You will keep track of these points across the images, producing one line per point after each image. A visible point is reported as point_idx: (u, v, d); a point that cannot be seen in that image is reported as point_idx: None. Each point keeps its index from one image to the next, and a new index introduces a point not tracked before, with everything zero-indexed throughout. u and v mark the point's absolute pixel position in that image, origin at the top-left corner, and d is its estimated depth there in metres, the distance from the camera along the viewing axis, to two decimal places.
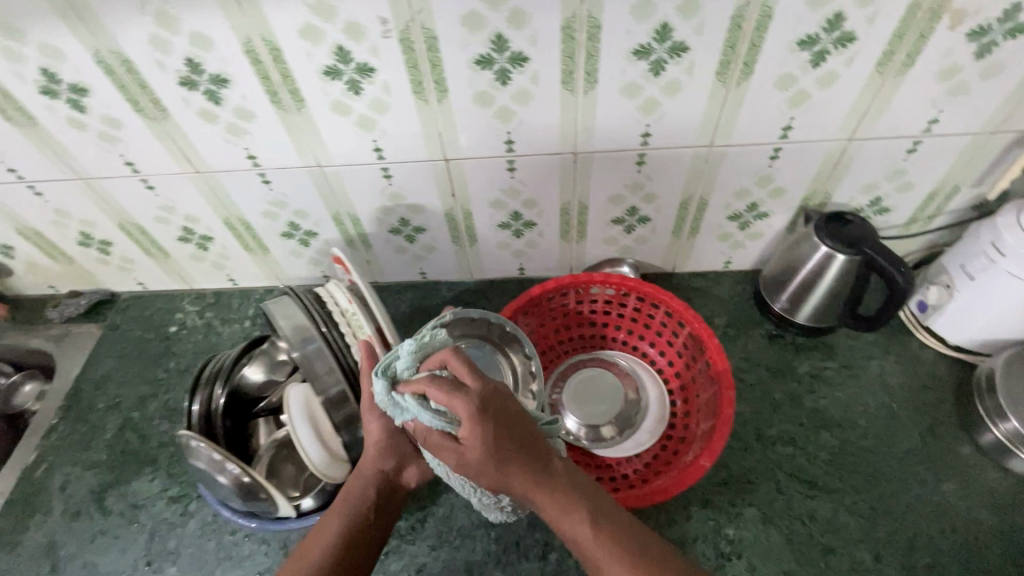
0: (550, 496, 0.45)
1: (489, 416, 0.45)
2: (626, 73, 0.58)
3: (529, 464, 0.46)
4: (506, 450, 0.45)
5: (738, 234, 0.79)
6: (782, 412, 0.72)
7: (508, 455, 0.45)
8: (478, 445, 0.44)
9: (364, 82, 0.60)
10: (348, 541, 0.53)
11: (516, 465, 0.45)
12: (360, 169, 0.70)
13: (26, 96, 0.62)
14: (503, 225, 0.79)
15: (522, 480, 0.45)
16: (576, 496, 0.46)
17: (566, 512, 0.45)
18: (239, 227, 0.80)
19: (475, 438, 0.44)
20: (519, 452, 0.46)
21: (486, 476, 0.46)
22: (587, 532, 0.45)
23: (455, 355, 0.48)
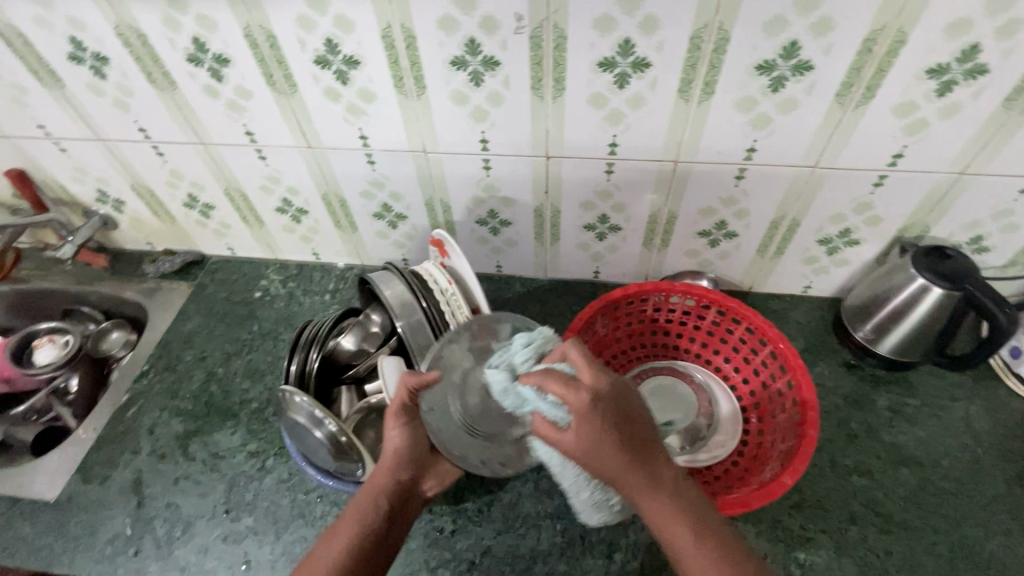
0: (656, 501, 0.46)
1: (605, 410, 0.47)
2: (745, 87, 0.59)
3: (640, 462, 0.46)
4: (624, 447, 0.46)
5: (824, 259, 0.79)
6: (858, 442, 0.71)
7: (627, 453, 0.46)
8: (596, 437, 0.46)
9: (486, 74, 0.62)
10: (369, 539, 0.50)
11: (633, 465, 0.46)
12: (463, 158, 0.73)
13: (172, 62, 0.66)
14: (589, 226, 0.80)
15: (637, 480, 0.46)
16: (682, 503, 0.46)
17: (671, 522, 0.46)
18: (335, 204, 0.84)
19: (587, 428, 0.46)
20: (635, 450, 0.47)
21: (593, 470, 0.47)
22: (689, 542, 0.45)
23: (574, 353, 0.51)
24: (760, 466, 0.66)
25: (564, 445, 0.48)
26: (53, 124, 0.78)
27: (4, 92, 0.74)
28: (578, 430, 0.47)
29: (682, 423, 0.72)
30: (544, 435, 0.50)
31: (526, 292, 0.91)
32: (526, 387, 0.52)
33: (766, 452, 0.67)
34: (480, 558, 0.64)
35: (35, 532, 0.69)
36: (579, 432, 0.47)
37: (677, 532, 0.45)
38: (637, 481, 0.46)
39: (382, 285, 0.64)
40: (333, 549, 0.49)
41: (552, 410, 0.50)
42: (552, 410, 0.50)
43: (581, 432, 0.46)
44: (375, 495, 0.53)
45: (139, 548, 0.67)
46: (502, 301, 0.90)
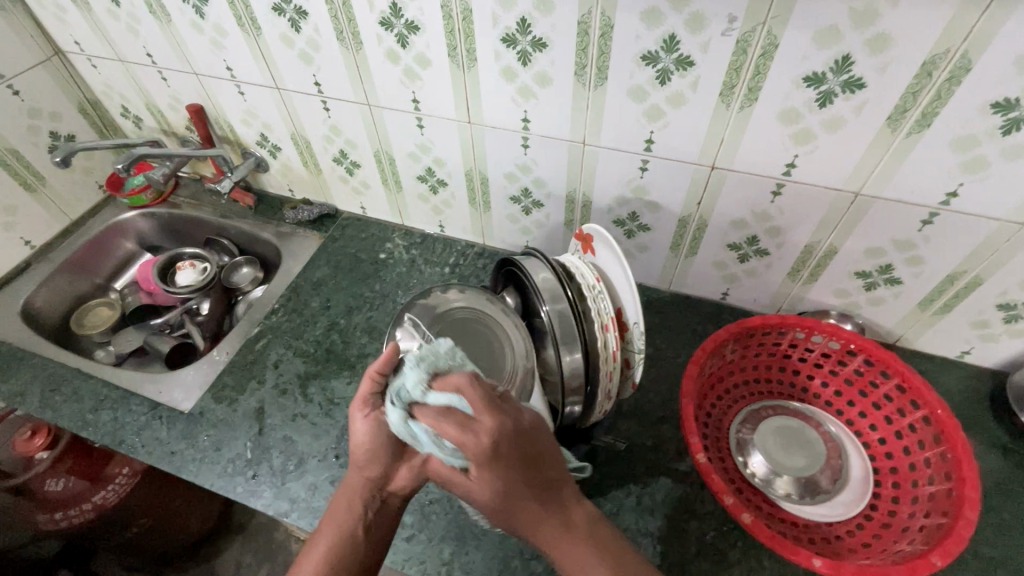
0: (561, 543, 0.47)
1: (500, 456, 0.46)
2: (970, 124, 0.53)
3: (543, 508, 0.48)
4: (515, 496, 0.47)
5: (997, 326, 0.70)
6: (1008, 535, 0.63)
7: (511, 489, 0.47)
8: (494, 479, 0.46)
9: (676, 73, 0.60)
10: (342, 550, 0.53)
11: (530, 510, 0.47)
12: (621, 157, 0.71)
13: (365, 23, 0.69)
14: (733, 245, 0.76)
15: (523, 510, 0.47)
16: (577, 525, 0.48)
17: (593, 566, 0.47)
18: (476, 181, 0.85)
19: (487, 481, 0.46)
20: (520, 485, 0.47)
21: (497, 509, 0.48)
22: None
23: (446, 426, 0.46)
24: (895, 537, 0.60)
25: (468, 495, 0.49)
26: (240, 67, 0.83)
27: (206, 32, 0.80)
28: (479, 483, 0.47)
29: (802, 470, 0.67)
30: (443, 484, 0.49)
31: (644, 300, 0.89)
32: (422, 427, 0.48)
33: (902, 523, 0.61)
34: None
35: (170, 437, 0.76)
36: (487, 480, 0.46)
37: (579, 556, 0.47)
38: (533, 524, 0.47)
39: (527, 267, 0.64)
40: (310, 570, 0.52)
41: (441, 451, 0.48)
42: (443, 452, 0.48)
43: (479, 480, 0.46)
44: (336, 515, 0.54)
45: (257, 472, 0.72)
46: None
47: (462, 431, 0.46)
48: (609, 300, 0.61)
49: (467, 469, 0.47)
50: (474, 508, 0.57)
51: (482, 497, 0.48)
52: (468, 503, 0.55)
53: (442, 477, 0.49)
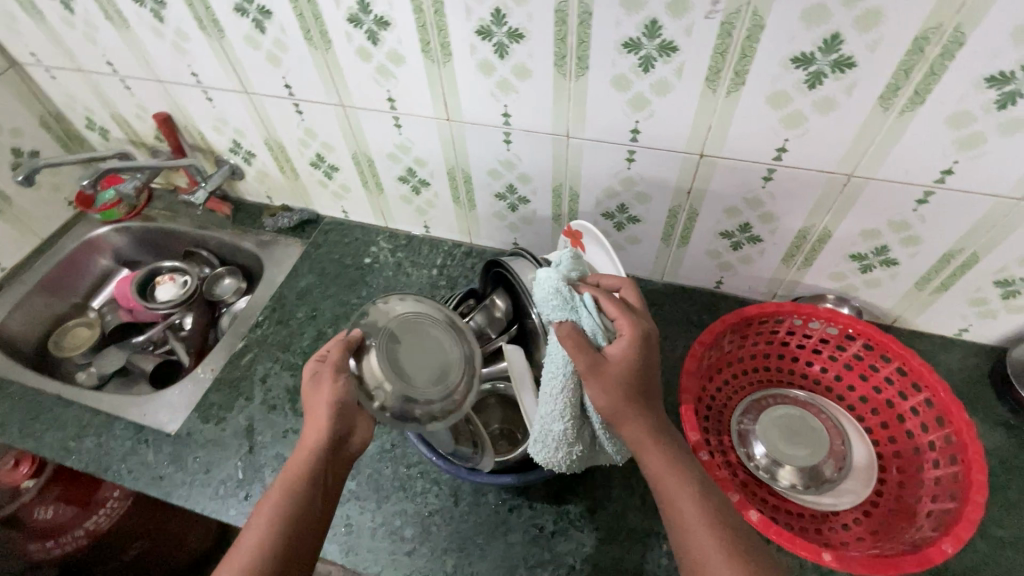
0: (656, 445, 0.52)
1: (643, 352, 0.54)
2: (965, 100, 0.51)
3: (649, 414, 0.53)
4: (639, 399, 0.53)
5: (996, 303, 0.69)
6: (1016, 514, 0.63)
7: (636, 389, 0.53)
8: (634, 370, 0.53)
9: (659, 60, 0.57)
10: (286, 536, 0.49)
11: (641, 406, 0.53)
12: (607, 148, 0.69)
13: (332, 21, 0.66)
14: (726, 233, 0.74)
15: (637, 415, 0.52)
16: (682, 457, 0.52)
17: (676, 475, 0.50)
18: (458, 179, 0.82)
19: (627, 361, 0.53)
20: (646, 395, 0.53)
21: (617, 402, 0.52)
22: (690, 498, 0.49)
23: (611, 309, 0.55)
24: (903, 523, 0.59)
25: (596, 370, 0.52)
26: (205, 72, 0.80)
27: (167, 37, 0.77)
28: (621, 362, 0.53)
29: (805, 458, 0.66)
30: (575, 349, 0.53)
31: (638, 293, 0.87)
32: (589, 299, 0.56)
33: (910, 508, 0.60)
34: (581, 565, 0.62)
35: (157, 461, 0.73)
36: (627, 361, 0.53)
37: (677, 482, 0.50)
38: (638, 417, 0.52)
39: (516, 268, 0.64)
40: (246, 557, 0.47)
41: (596, 329, 0.55)
42: (595, 330, 0.55)
43: (621, 356, 0.53)
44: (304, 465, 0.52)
45: (249, 492, 0.70)
46: None
47: (621, 314, 0.55)
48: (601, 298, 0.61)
49: (609, 351, 0.53)
50: (551, 422, 0.56)
51: (604, 384, 0.52)
52: (551, 410, 0.56)
53: (581, 349, 0.53)
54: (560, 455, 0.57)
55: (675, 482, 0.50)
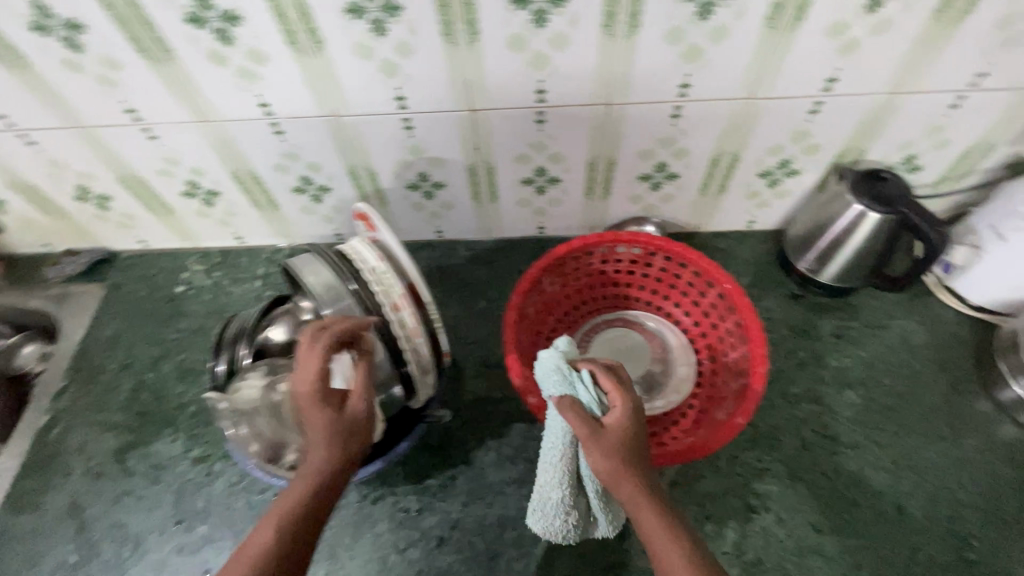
0: (642, 494, 0.48)
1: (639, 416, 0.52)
2: (673, 16, 0.54)
3: (644, 473, 0.49)
4: (639, 463, 0.49)
5: (766, 193, 0.78)
6: (806, 370, 0.72)
7: (633, 450, 0.50)
8: (635, 436, 0.50)
9: (389, 21, 0.55)
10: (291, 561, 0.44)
11: (643, 466, 0.49)
12: (381, 120, 0.66)
13: (15, 32, 0.56)
14: (527, 180, 0.76)
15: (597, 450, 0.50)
16: (673, 511, 0.48)
17: (666, 525, 0.46)
18: (248, 181, 0.76)
19: (625, 426, 0.51)
20: (641, 454, 0.50)
21: (609, 465, 0.49)
22: (677, 547, 0.45)
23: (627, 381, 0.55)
24: (715, 407, 0.68)
25: (585, 436, 0.49)
26: None
27: None
28: (625, 427, 0.50)
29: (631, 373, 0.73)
30: (574, 418, 0.51)
31: (471, 256, 0.87)
32: (586, 373, 0.54)
33: (720, 392, 0.69)
34: (449, 533, 0.64)
35: None
36: (622, 426, 0.51)
37: (669, 531, 0.46)
38: (630, 474, 0.48)
39: (301, 271, 0.57)
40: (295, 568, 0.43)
41: (592, 400, 0.52)
42: (592, 402, 0.52)
43: (619, 421, 0.51)
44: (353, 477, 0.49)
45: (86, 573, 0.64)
46: (447, 268, 0.85)
47: (620, 385, 0.53)
48: (394, 276, 0.56)
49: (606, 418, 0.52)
50: (550, 490, 0.56)
51: (594, 445, 0.49)
52: (550, 478, 0.56)
53: (575, 419, 0.51)
54: (558, 523, 0.57)
55: (662, 531, 0.46)
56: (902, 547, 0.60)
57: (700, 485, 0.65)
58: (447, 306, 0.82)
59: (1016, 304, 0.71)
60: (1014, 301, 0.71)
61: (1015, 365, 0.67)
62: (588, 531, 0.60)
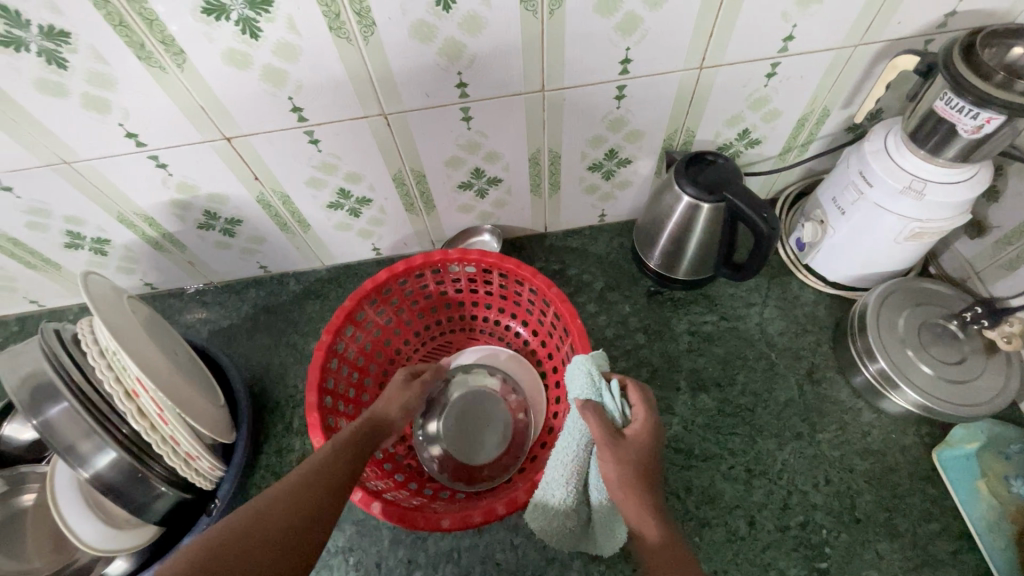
0: (637, 492, 0.45)
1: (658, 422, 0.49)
2: (409, 10, 0.46)
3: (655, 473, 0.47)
4: (650, 473, 0.46)
5: (604, 185, 0.71)
6: (658, 378, 0.67)
7: (651, 456, 0.47)
8: (655, 446, 0.48)
9: (63, 51, 0.44)
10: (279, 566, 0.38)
11: (654, 468, 0.47)
12: (122, 162, 0.56)
13: None
14: (334, 205, 0.67)
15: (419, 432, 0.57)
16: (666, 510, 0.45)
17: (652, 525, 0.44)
18: (5, 244, 0.65)
19: (652, 430, 0.48)
20: (657, 458, 0.48)
21: (617, 473, 0.46)
22: (668, 552, 0.42)
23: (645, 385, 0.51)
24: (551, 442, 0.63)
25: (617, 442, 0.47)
26: None
27: None
28: (643, 434, 0.47)
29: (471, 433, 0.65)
30: (601, 427, 0.47)
31: (304, 289, 0.78)
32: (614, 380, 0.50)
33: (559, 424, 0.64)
34: None
35: None
36: (647, 435, 0.48)
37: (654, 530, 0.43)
38: (630, 474, 0.45)
39: (6, 370, 0.46)
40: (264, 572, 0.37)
41: (615, 410, 0.49)
42: (614, 410, 0.49)
43: (643, 430, 0.48)
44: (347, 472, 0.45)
45: None
46: (277, 307, 0.77)
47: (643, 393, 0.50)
48: (125, 359, 0.46)
49: (627, 427, 0.48)
50: (557, 488, 0.51)
51: (619, 451, 0.46)
52: (555, 478, 0.50)
53: (594, 429, 0.47)
54: (553, 523, 0.52)
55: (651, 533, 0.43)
56: (754, 565, 0.56)
57: None
58: (276, 352, 0.73)
59: (869, 277, 0.67)
60: (865, 275, 0.67)
61: (862, 348, 0.62)
62: (581, 544, 0.55)
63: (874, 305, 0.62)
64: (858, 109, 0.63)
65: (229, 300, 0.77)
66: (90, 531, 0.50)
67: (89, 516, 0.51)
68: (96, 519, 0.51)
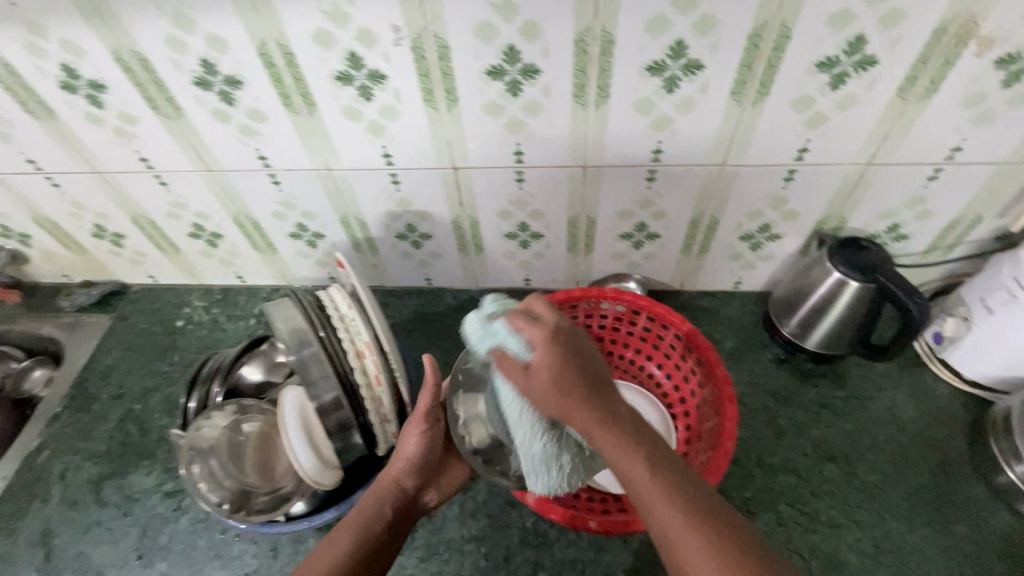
0: (615, 433, 0.45)
1: (563, 349, 0.47)
2: (639, 89, 0.57)
3: (600, 408, 0.46)
4: (616, 413, 0.46)
5: (749, 255, 0.78)
6: (785, 440, 0.70)
7: (589, 391, 0.46)
8: (562, 380, 0.46)
9: (375, 88, 0.59)
10: None
11: (585, 403, 0.46)
12: (369, 174, 0.70)
13: (46, 89, 0.63)
14: (510, 235, 0.78)
15: (453, 463, 0.65)
16: (652, 450, 0.45)
17: (637, 465, 0.44)
18: (247, 225, 0.80)
19: (546, 367, 0.46)
20: (588, 389, 0.46)
21: (551, 404, 0.46)
22: (657, 491, 0.43)
23: (541, 301, 0.50)
24: None
25: (528, 382, 0.47)
26: None
27: None
28: (545, 370, 0.46)
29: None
30: (505, 370, 0.47)
31: (458, 305, 0.88)
32: (500, 321, 0.48)
33: (690, 463, 0.66)
34: None
35: None
36: (546, 370, 0.45)
37: (637, 472, 0.44)
38: (591, 414, 0.45)
39: (275, 314, 0.58)
40: None
41: (512, 344, 0.47)
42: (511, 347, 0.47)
43: (546, 367, 0.46)
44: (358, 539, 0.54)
45: None
46: (433, 315, 0.87)
47: (529, 321, 0.47)
48: (362, 326, 0.58)
49: (530, 356, 0.47)
50: (530, 443, 0.52)
51: (546, 388, 0.46)
52: (520, 431, 0.51)
53: (507, 374, 0.48)
54: (549, 474, 0.54)
55: (634, 472, 0.44)
56: None
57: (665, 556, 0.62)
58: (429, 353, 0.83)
59: (1012, 380, 0.68)
60: (1005, 378, 0.68)
61: (1006, 449, 0.64)
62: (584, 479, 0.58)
63: (1019, 407, 0.64)
64: (1010, 220, 0.68)
65: (394, 302, 0.89)
66: (311, 461, 0.57)
67: (309, 447, 0.57)
68: (312, 449, 0.57)
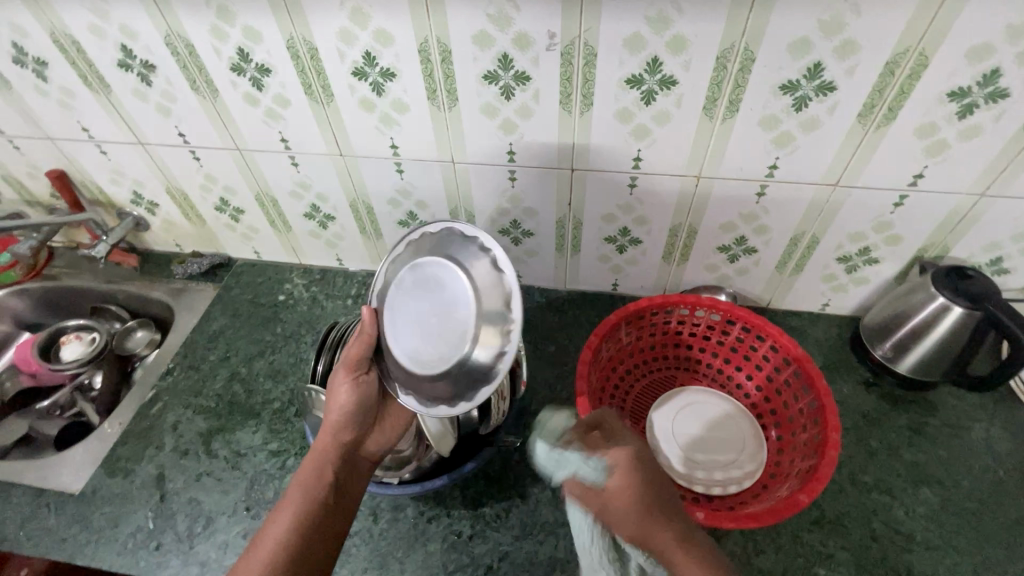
0: (671, 532, 0.52)
1: (639, 472, 0.54)
2: (769, 106, 0.61)
3: (667, 513, 0.53)
4: (656, 504, 0.53)
5: (843, 277, 0.80)
6: (877, 460, 0.70)
7: (654, 505, 0.53)
8: (630, 514, 0.52)
9: (517, 88, 0.64)
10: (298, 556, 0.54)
11: (659, 514, 0.52)
12: (489, 169, 0.75)
13: (216, 70, 0.69)
14: (609, 238, 0.82)
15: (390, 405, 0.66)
16: (693, 537, 0.52)
17: (681, 554, 0.51)
18: (361, 211, 0.86)
19: (633, 490, 0.53)
20: (659, 505, 0.53)
21: (629, 526, 0.52)
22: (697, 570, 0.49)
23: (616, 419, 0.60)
24: (778, 484, 0.67)
25: (603, 508, 0.54)
26: (94, 126, 0.80)
27: (52, 95, 0.77)
28: (624, 504, 0.52)
29: (698, 448, 0.71)
30: (586, 498, 0.55)
31: (545, 304, 0.92)
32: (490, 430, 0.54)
33: (785, 471, 0.68)
34: (498, 564, 0.64)
35: (59, 523, 0.70)
36: (626, 501, 0.52)
37: (683, 555, 0.51)
38: (655, 526, 0.52)
39: None
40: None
41: (590, 470, 0.55)
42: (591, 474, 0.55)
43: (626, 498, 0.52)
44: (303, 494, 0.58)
45: (161, 542, 0.67)
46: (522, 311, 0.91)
47: (617, 453, 0.55)
48: None
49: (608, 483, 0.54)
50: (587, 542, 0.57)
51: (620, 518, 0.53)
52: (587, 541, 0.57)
53: (588, 500, 0.55)
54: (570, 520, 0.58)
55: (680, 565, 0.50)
56: None
57: (759, 560, 0.63)
58: None
59: None
60: None
61: None
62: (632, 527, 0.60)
63: None
64: None
65: None
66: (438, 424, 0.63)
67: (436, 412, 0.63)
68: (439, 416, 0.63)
